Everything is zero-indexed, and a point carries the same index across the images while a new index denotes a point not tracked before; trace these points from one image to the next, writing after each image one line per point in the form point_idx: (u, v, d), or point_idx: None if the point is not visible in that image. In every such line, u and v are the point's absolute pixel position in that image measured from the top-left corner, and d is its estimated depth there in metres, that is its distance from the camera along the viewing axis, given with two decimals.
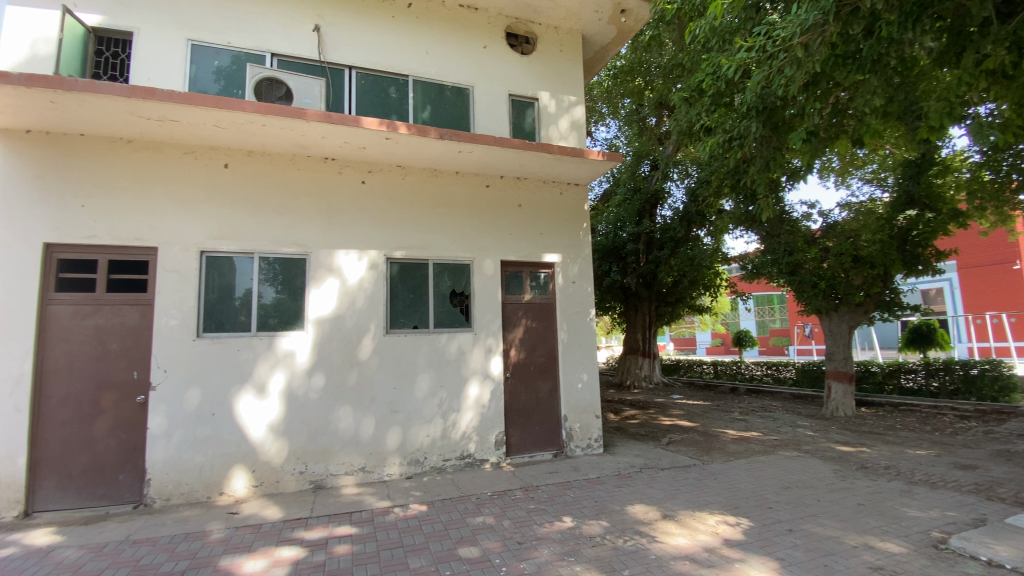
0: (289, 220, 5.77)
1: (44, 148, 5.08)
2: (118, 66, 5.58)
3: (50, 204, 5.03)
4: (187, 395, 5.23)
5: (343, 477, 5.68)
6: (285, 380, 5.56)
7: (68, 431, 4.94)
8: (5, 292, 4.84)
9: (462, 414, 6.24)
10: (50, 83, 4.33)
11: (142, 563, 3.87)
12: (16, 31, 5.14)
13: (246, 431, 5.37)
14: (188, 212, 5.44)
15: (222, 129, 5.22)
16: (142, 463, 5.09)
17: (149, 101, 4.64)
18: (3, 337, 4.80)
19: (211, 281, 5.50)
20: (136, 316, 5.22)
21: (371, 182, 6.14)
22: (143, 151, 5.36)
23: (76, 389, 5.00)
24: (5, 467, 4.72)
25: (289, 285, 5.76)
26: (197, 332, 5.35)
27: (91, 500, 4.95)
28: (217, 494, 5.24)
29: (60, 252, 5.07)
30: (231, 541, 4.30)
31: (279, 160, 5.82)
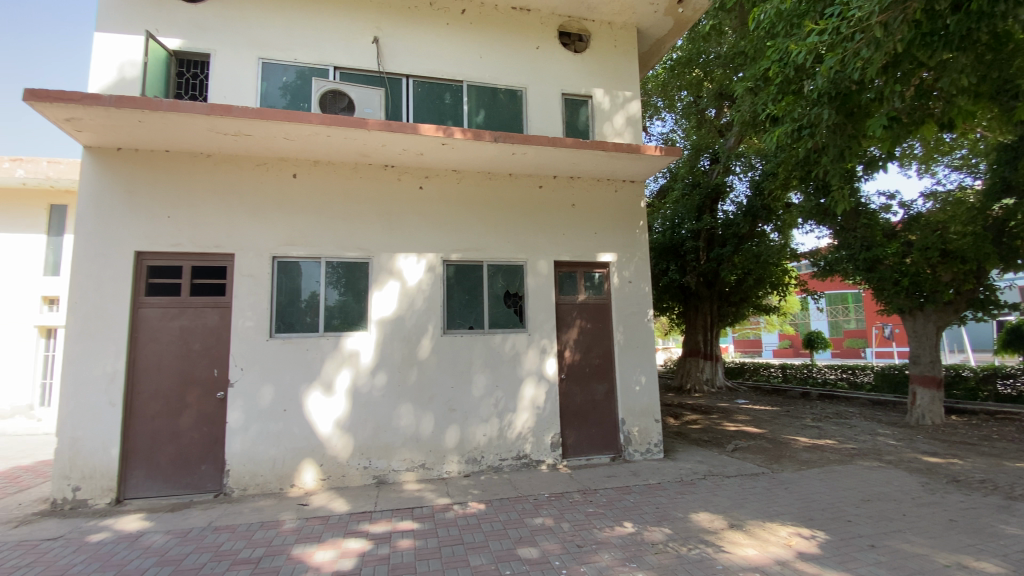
0: (352, 225, 6.00)
1: (134, 165, 5.55)
2: (197, 85, 6.03)
3: (140, 215, 5.50)
4: (261, 391, 5.55)
5: (405, 473, 5.82)
6: (350, 378, 5.77)
7: (156, 424, 5.36)
8: (103, 296, 5.33)
9: (518, 415, 6.24)
10: (138, 104, 4.73)
11: (222, 549, 4.12)
12: (111, 59, 5.67)
13: (314, 426, 5.63)
14: (260, 220, 5.77)
15: (290, 141, 5.50)
16: (221, 454, 5.44)
17: (225, 118, 4.97)
18: (102, 337, 5.28)
19: (282, 284, 5.82)
20: (215, 317, 5.60)
21: (428, 187, 6.27)
22: (219, 164, 5.75)
23: (164, 385, 5.42)
24: (102, 456, 5.18)
25: (352, 287, 5.99)
26: (270, 333, 5.67)
27: (176, 488, 5.34)
28: (288, 486, 5.52)
29: (149, 259, 5.53)
30: (302, 531, 4.51)
31: (342, 167, 6.06)
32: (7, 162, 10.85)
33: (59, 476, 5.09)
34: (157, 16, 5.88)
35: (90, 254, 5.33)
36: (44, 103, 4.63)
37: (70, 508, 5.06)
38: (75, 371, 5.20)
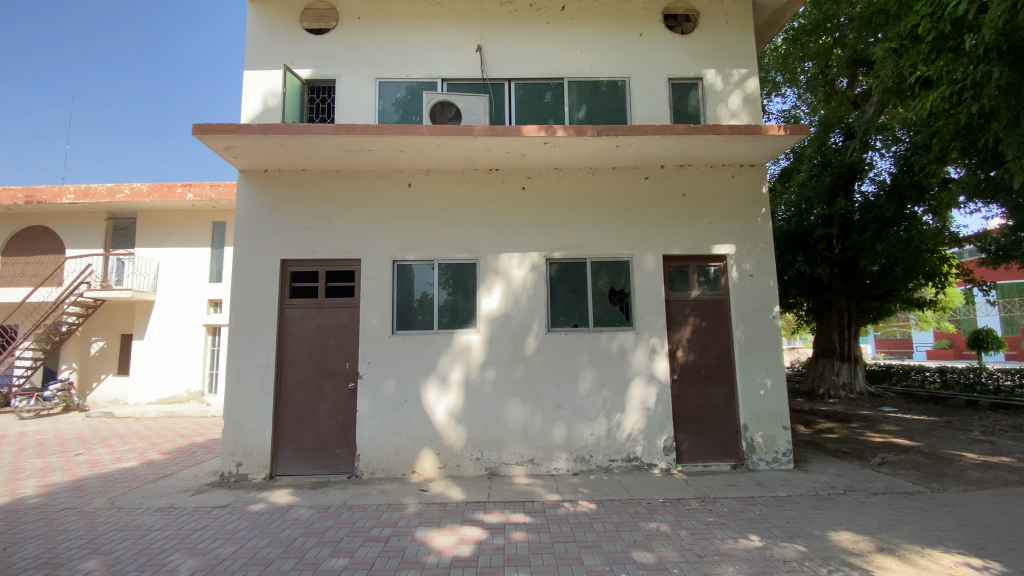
0: (461, 227, 6.25)
1: (278, 182, 6.30)
2: (326, 109, 6.69)
3: (283, 226, 6.23)
4: (385, 384, 5.98)
5: (515, 467, 5.92)
6: (461, 373, 6.02)
7: (299, 411, 6.02)
8: (256, 299, 6.11)
9: (627, 415, 6.03)
10: (280, 130, 5.36)
11: (355, 526, 4.50)
12: (257, 93, 6.48)
13: (431, 417, 5.94)
14: (380, 226, 6.24)
15: (405, 153, 5.88)
16: (353, 441, 5.96)
17: (350, 136, 5.45)
18: (256, 334, 6.05)
19: (401, 285, 6.23)
20: (346, 316, 6.16)
21: (531, 187, 6.32)
22: (346, 178, 6.32)
23: (305, 377, 6.07)
24: (258, 437, 5.93)
25: (463, 287, 6.24)
26: (392, 330, 6.10)
27: (316, 469, 5.95)
28: (410, 472, 5.89)
29: (292, 265, 6.25)
30: (424, 515, 4.78)
31: (451, 173, 6.34)
32: (181, 188, 12.91)
33: (226, 452, 5.92)
34: (291, 51, 6.62)
35: (245, 263, 6.14)
36: (209, 135, 5.43)
37: (234, 481, 5.86)
38: (237, 364, 6.01)
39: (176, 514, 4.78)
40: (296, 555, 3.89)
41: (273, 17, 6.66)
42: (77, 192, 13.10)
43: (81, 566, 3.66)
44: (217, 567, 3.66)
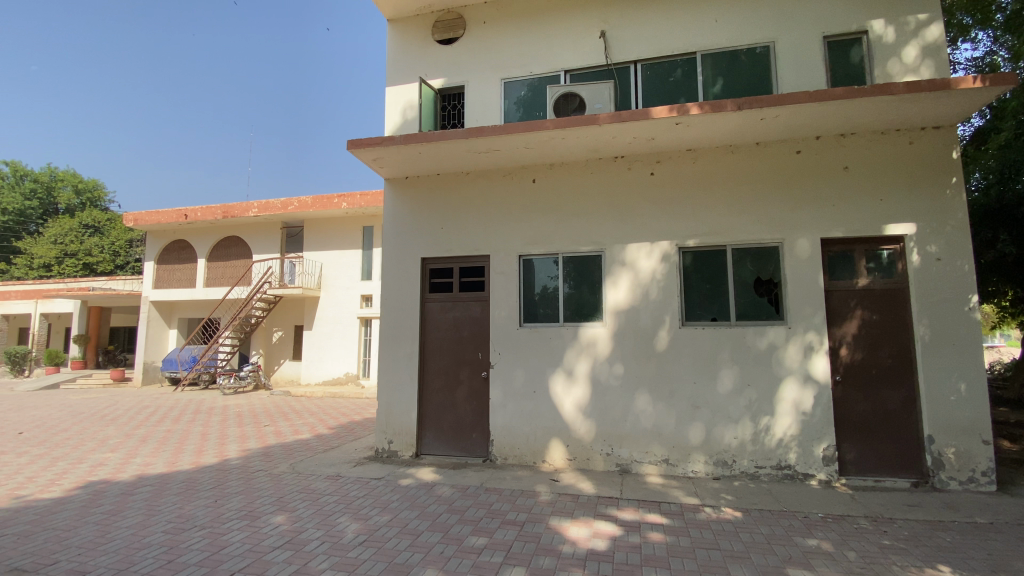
0: (587, 218, 6.15)
1: (417, 187, 6.80)
2: (456, 114, 7.05)
3: (422, 226, 6.71)
4: (515, 375, 6.14)
5: (648, 465, 5.68)
6: (589, 367, 5.92)
7: (439, 397, 6.44)
8: (401, 294, 6.67)
9: (777, 419, 5.42)
10: (419, 138, 5.77)
11: (492, 508, 4.67)
12: (397, 106, 7.06)
13: (560, 409, 5.95)
14: (508, 221, 6.41)
15: (530, 149, 5.95)
16: (487, 427, 6.21)
17: (479, 138, 5.66)
18: (401, 325, 6.61)
19: (529, 279, 6.34)
20: (478, 310, 6.45)
21: (661, 172, 5.98)
22: (475, 179, 6.60)
23: (443, 366, 6.47)
24: (406, 419, 6.47)
25: (589, 279, 6.13)
26: (521, 323, 6.23)
27: (455, 451, 6.32)
28: (540, 462, 5.97)
29: (431, 263, 6.71)
30: (557, 504, 4.80)
31: (575, 165, 6.27)
32: (337, 199, 14.64)
33: (379, 431, 6.57)
34: (425, 63, 7.10)
35: (391, 261, 6.75)
36: (360, 149, 6.04)
37: (386, 456, 6.48)
38: (386, 353, 6.64)
39: (341, 483, 5.42)
40: (441, 530, 4.15)
41: (409, 35, 7.20)
42: (259, 207, 15.57)
43: (272, 520, 4.30)
44: (375, 533, 4.05)
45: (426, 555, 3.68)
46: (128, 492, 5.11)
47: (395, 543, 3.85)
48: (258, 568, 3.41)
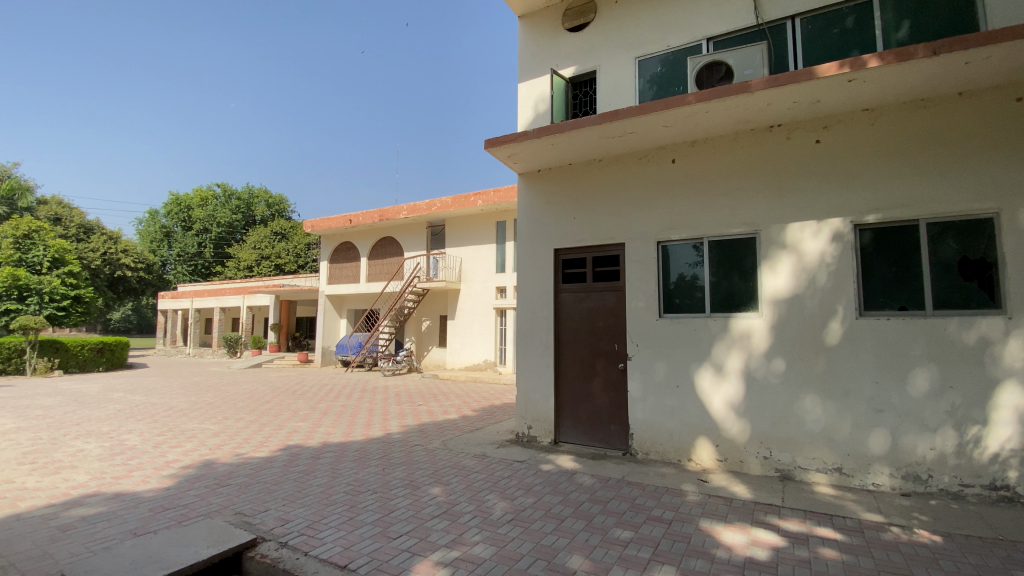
0: (735, 199, 5.62)
1: (550, 179, 6.85)
2: (588, 101, 6.94)
3: (556, 218, 6.75)
4: (656, 367, 5.87)
5: (814, 473, 5.04)
6: (742, 361, 5.42)
7: (576, 386, 6.44)
8: (537, 285, 6.81)
9: (992, 429, 4.41)
10: (552, 130, 5.78)
11: (637, 502, 4.54)
12: (529, 100, 7.15)
13: (707, 406, 5.55)
14: (645, 208, 6.13)
15: (670, 128, 5.61)
16: (626, 419, 6.06)
17: (614, 122, 5.47)
18: (538, 315, 6.76)
19: (669, 267, 6.01)
20: (614, 299, 6.29)
21: (827, 140, 5.22)
22: (610, 165, 6.42)
23: (579, 356, 6.45)
24: (544, 406, 6.62)
25: (739, 265, 5.60)
26: (660, 313, 5.94)
27: (593, 441, 6.28)
28: (686, 460, 5.65)
29: (564, 254, 6.72)
30: (707, 506, 4.49)
31: (721, 142, 5.77)
32: (474, 197, 15.43)
33: (519, 417, 6.82)
34: (556, 53, 7.09)
35: (527, 253, 6.92)
36: (496, 147, 6.25)
37: (526, 441, 6.70)
38: (524, 342, 6.85)
39: (487, 462, 5.72)
40: (585, 517, 4.14)
41: (540, 28, 7.25)
42: (408, 209, 17.11)
43: (430, 491, 4.69)
44: (522, 513, 4.19)
45: (571, 541, 3.70)
46: (315, 457, 5.98)
47: (541, 525, 3.94)
48: (421, 533, 3.74)
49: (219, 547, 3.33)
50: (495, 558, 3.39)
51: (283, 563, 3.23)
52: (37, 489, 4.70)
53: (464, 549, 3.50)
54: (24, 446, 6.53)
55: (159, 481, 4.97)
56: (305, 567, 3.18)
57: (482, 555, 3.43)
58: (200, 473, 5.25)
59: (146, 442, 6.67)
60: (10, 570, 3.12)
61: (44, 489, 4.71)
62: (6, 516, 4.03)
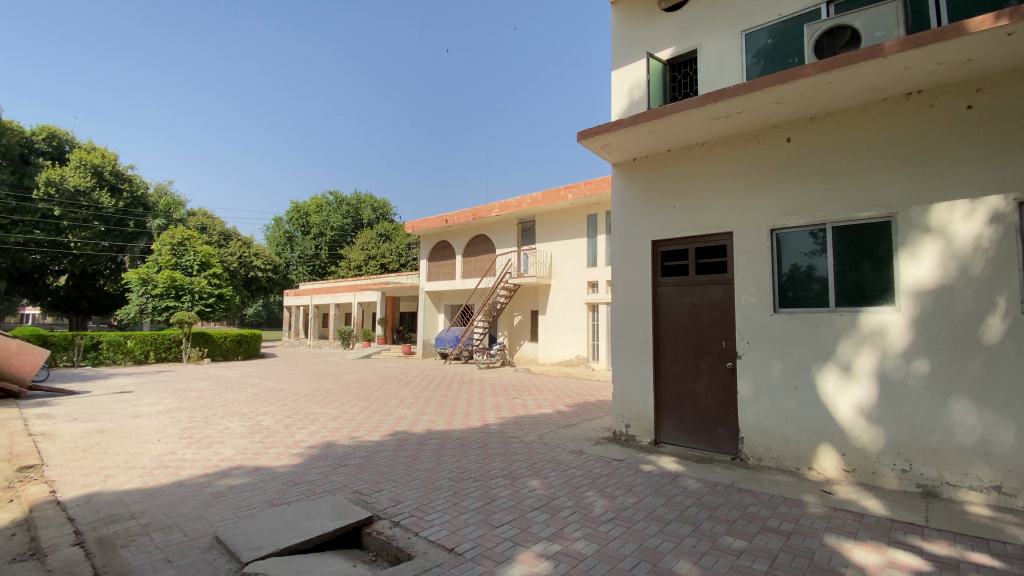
0: (864, 179, 5.00)
1: (647, 168, 6.58)
2: (688, 83, 6.57)
3: (655, 209, 6.48)
4: (770, 366, 5.42)
5: (967, 492, 4.33)
6: (874, 362, 4.80)
7: (678, 385, 6.15)
8: (634, 279, 6.60)
9: None
10: (650, 117, 5.55)
11: (749, 511, 4.23)
12: (624, 87, 6.92)
13: (831, 410, 5.01)
14: (755, 194, 5.67)
15: (784, 104, 5.12)
16: (736, 421, 5.66)
17: (719, 103, 5.12)
18: (636, 310, 6.54)
19: (785, 257, 5.50)
20: (720, 293, 5.91)
21: (984, 104, 4.44)
22: (714, 150, 6.02)
23: (681, 353, 6.15)
24: (643, 405, 6.41)
25: (870, 253, 4.97)
26: (775, 308, 5.46)
27: (697, 443, 5.97)
28: (806, 468, 5.16)
29: (663, 246, 6.43)
30: (833, 520, 4.06)
31: (846, 115, 5.16)
32: (564, 191, 15.33)
33: (617, 414, 6.67)
34: (652, 36, 6.80)
35: (623, 246, 6.73)
36: (590, 139, 6.14)
37: (624, 439, 6.55)
38: (621, 338, 6.68)
39: (585, 458, 5.67)
40: (691, 523, 3.94)
41: (635, 12, 6.98)
42: (500, 207, 17.45)
43: (529, 483, 4.74)
44: (623, 513, 4.09)
45: (678, 545, 3.54)
46: (420, 443, 6.32)
47: (643, 527, 3.81)
48: (522, 524, 3.78)
49: (340, 521, 3.63)
50: (598, 555, 3.33)
51: (397, 541, 3.44)
52: (195, 460, 5.46)
53: (566, 544, 3.48)
54: (184, 422, 7.62)
55: (289, 459, 5.54)
56: (415, 547, 3.36)
57: (584, 551, 3.39)
58: (322, 453, 5.78)
59: (277, 423, 7.48)
60: (177, 528, 3.65)
61: (200, 461, 5.46)
62: (173, 482, 4.73)
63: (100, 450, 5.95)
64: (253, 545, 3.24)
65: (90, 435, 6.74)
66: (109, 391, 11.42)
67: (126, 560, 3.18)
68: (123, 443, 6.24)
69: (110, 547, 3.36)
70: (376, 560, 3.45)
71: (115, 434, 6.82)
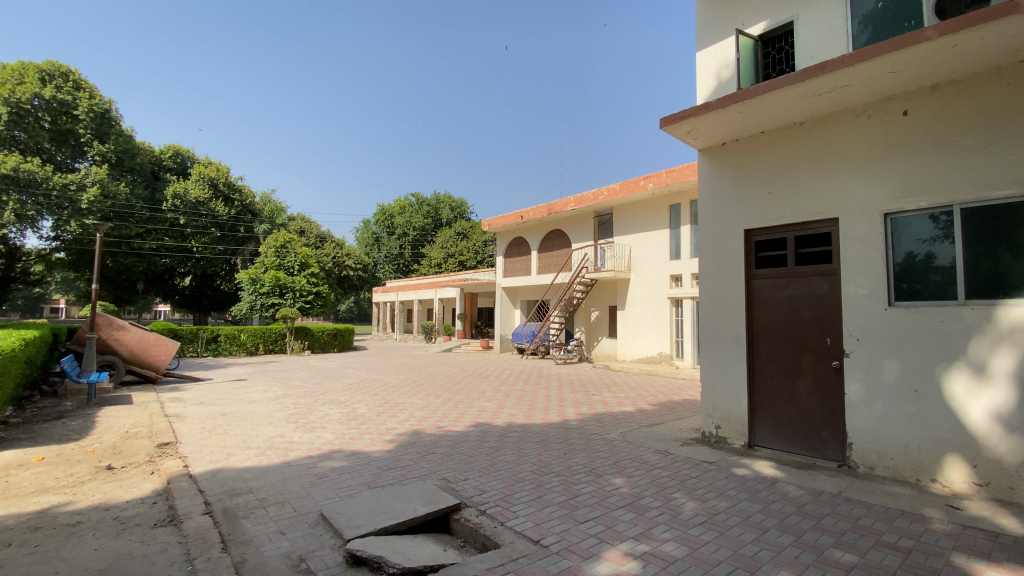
0: (1000, 152, 4.34)
1: (738, 152, 6.18)
2: (784, 59, 6.10)
3: (747, 196, 6.08)
4: (884, 365, 4.88)
5: None
6: (1014, 362, 4.15)
7: (775, 385, 5.74)
8: (724, 271, 6.24)
9: None
10: (740, 97, 5.21)
11: (860, 523, 3.85)
12: (710, 69, 6.55)
13: (959, 416, 4.41)
14: (865, 174, 5.13)
15: (899, 73, 4.58)
16: (843, 425, 5.18)
17: (820, 78, 4.68)
18: (726, 305, 6.19)
19: (900, 244, 4.92)
20: (824, 286, 5.42)
21: None
22: (815, 129, 5.53)
23: (779, 350, 5.73)
24: (735, 405, 6.06)
25: (1008, 238, 4.32)
26: (889, 301, 4.90)
27: (798, 448, 5.54)
28: (928, 480, 4.60)
29: (757, 235, 6.03)
30: (962, 539, 3.59)
31: (979, 80, 4.50)
32: (643, 181, 14.87)
33: (706, 414, 6.37)
34: (741, 12, 6.37)
35: (712, 236, 6.39)
36: (674, 125, 5.89)
37: (715, 441, 6.24)
38: (710, 334, 6.36)
39: (672, 459, 5.47)
40: (793, 532, 3.67)
41: None
42: (576, 201, 17.32)
43: (613, 481, 4.66)
44: (715, 517, 3.89)
45: (778, 555, 3.31)
46: (502, 435, 6.45)
47: (738, 533, 3.61)
48: (608, 522, 3.73)
49: (430, 506, 3.79)
50: (689, 559, 3.20)
51: (484, 529, 3.52)
52: (301, 443, 5.97)
53: (654, 544, 3.37)
54: (290, 408, 8.36)
55: (381, 445, 5.88)
56: (502, 536, 3.42)
57: (674, 553, 3.26)
58: (412, 441, 6.07)
59: (370, 411, 7.96)
60: (288, 504, 4.00)
61: (304, 443, 5.95)
62: (282, 462, 5.19)
63: (222, 430, 6.69)
64: (353, 524, 3.46)
65: (214, 417, 7.59)
66: (227, 379, 12.79)
67: (247, 530, 3.54)
68: (240, 425, 6.96)
69: (233, 517, 3.75)
70: (465, 546, 3.55)
71: (234, 416, 7.62)
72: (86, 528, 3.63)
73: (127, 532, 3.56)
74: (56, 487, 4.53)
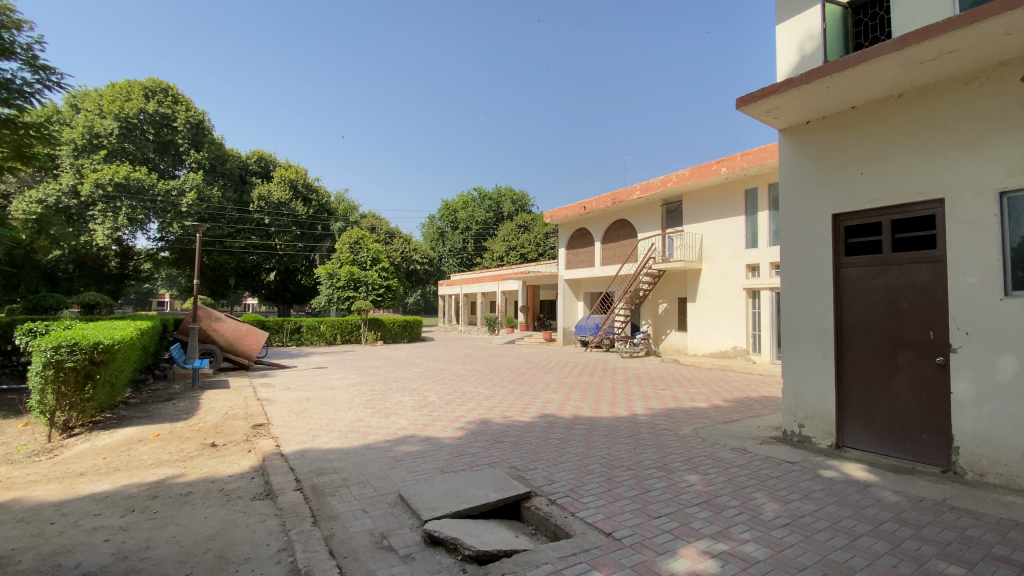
0: None
1: (825, 131, 5.74)
2: (878, 25, 5.60)
3: (834, 178, 5.64)
4: (998, 362, 4.36)
5: None
6: None
7: (868, 382, 5.31)
8: (808, 260, 5.84)
9: None
10: (827, 71, 4.83)
11: (967, 533, 3.50)
12: (793, 42, 6.07)
13: None
14: (975, 149, 4.58)
15: (1016, 35, 4.04)
16: (948, 427, 4.70)
17: (920, 44, 4.23)
18: (810, 294, 5.81)
19: (1019, 226, 4.37)
20: (927, 274, 4.91)
21: None
22: (917, 101, 5.00)
23: (872, 344, 5.29)
24: (820, 403, 5.69)
25: None
26: (1005, 290, 4.37)
27: (895, 451, 5.10)
28: None
29: (846, 220, 5.58)
30: None
31: None
32: (715, 165, 14.20)
33: (787, 412, 6.02)
34: None
35: (795, 222, 6.00)
36: (751, 105, 5.58)
37: (797, 441, 5.90)
38: (792, 327, 5.98)
39: (750, 457, 5.22)
40: (889, 540, 3.39)
41: None
42: (642, 188, 16.91)
43: (686, 477, 4.53)
44: (800, 519, 3.68)
45: (872, 562, 3.08)
46: (570, 427, 6.45)
47: (826, 537, 3.39)
48: (682, 519, 3.63)
49: (502, 493, 3.87)
50: (771, 561, 3.05)
51: (555, 518, 3.54)
52: (379, 428, 6.28)
53: (733, 544, 3.25)
54: (366, 395, 8.82)
55: (452, 432, 6.07)
56: (574, 527, 3.43)
57: (755, 555, 3.12)
58: (481, 430, 6.21)
59: (441, 400, 8.21)
60: (369, 484, 4.23)
61: (381, 428, 6.25)
62: (361, 445, 5.48)
63: (307, 414, 7.18)
64: (429, 506, 3.62)
65: (299, 402, 8.17)
66: (308, 366, 13.72)
67: (334, 506, 3.80)
68: (323, 410, 7.44)
69: (321, 494, 4.03)
70: (536, 533, 3.60)
71: (316, 401, 8.15)
72: (196, 498, 4.04)
73: (230, 503, 3.93)
74: (170, 461, 5.07)
